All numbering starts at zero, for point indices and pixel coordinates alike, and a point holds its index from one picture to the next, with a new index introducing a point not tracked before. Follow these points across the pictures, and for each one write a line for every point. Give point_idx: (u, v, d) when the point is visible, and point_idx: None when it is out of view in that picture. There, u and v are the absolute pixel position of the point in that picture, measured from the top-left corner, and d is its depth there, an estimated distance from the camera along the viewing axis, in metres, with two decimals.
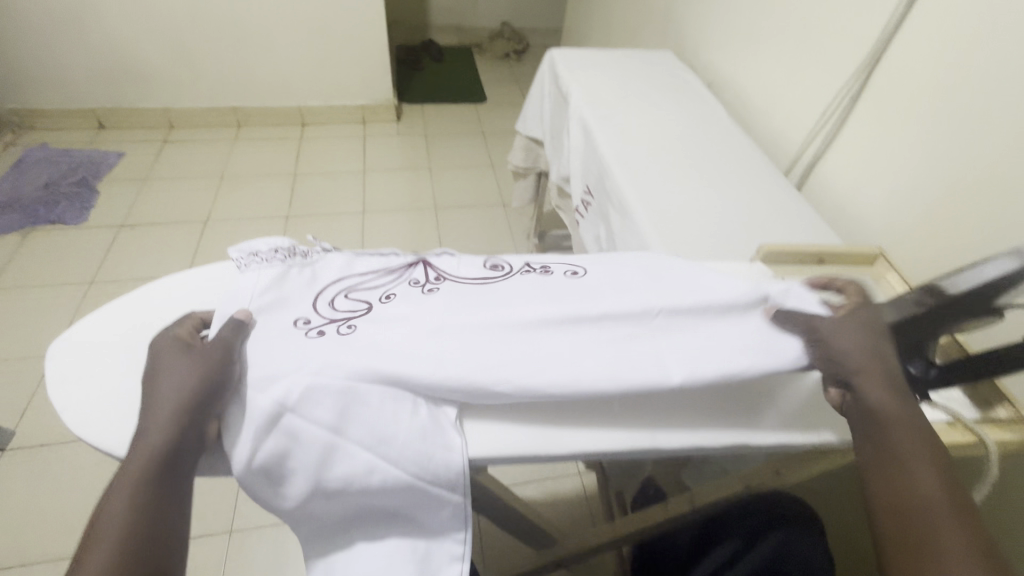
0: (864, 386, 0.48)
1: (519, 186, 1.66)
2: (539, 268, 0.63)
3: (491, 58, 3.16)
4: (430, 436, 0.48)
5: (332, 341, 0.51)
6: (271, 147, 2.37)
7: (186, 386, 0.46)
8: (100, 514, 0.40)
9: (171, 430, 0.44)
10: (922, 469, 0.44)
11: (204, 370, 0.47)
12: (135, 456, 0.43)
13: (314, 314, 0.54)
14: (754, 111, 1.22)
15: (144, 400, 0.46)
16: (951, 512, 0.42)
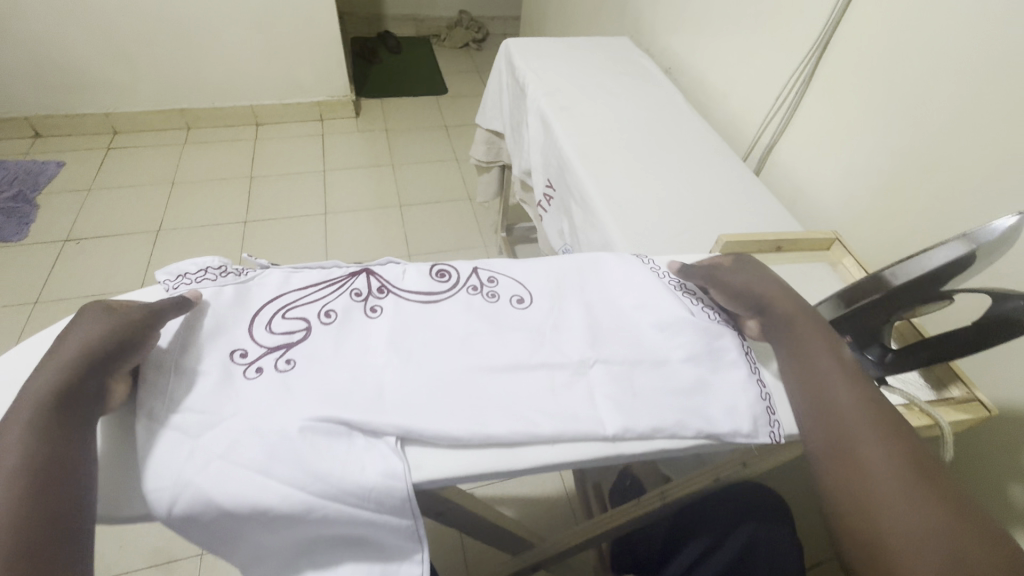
0: (771, 305, 0.56)
1: (483, 180, 1.63)
2: (485, 285, 0.61)
3: (450, 48, 3.10)
4: (357, 454, 0.46)
5: (268, 381, 0.50)
6: (225, 149, 2.28)
7: (96, 339, 0.45)
8: None
9: (72, 377, 0.43)
10: (825, 357, 0.51)
11: (120, 329, 0.47)
12: (29, 397, 0.41)
13: (250, 345, 0.52)
14: (711, 97, 1.22)
15: (45, 354, 0.45)
16: (850, 385, 0.48)
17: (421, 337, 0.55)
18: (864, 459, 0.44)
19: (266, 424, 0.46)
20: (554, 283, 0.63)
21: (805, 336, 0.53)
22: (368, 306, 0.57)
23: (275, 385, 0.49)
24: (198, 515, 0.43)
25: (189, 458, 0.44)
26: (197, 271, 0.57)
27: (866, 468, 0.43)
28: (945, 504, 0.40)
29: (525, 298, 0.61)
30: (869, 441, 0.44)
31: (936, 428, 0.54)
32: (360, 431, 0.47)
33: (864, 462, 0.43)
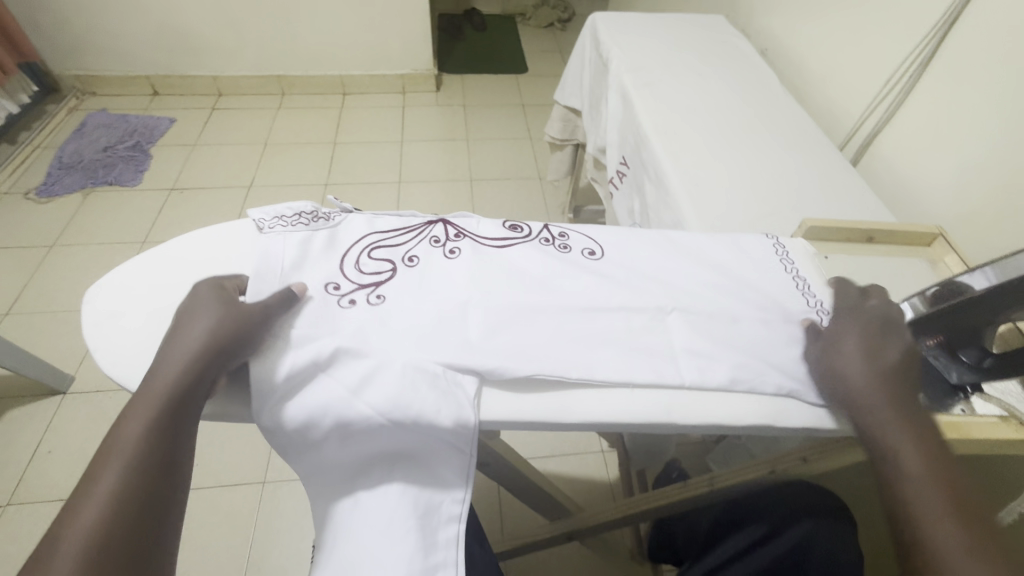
0: (859, 401, 0.46)
1: (555, 157, 1.62)
2: (557, 238, 0.62)
3: (534, 27, 3.08)
4: (448, 386, 0.48)
5: (357, 305, 0.53)
6: (313, 115, 2.41)
7: (212, 337, 0.46)
8: (114, 444, 0.40)
9: (190, 377, 0.44)
10: (912, 459, 0.42)
11: (233, 326, 0.47)
12: (147, 392, 0.43)
13: (342, 279, 0.55)
14: (809, 81, 1.13)
15: (165, 343, 0.46)
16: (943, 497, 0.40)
17: (499, 282, 0.57)
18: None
19: (359, 344, 0.49)
20: (626, 244, 0.63)
21: (893, 440, 0.44)
22: (447, 249, 0.60)
23: (363, 314, 0.52)
24: (285, 420, 0.47)
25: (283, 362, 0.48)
26: (290, 215, 0.60)
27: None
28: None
29: (597, 252, 0.61)
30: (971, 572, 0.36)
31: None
32: (447, 373, 0.49)
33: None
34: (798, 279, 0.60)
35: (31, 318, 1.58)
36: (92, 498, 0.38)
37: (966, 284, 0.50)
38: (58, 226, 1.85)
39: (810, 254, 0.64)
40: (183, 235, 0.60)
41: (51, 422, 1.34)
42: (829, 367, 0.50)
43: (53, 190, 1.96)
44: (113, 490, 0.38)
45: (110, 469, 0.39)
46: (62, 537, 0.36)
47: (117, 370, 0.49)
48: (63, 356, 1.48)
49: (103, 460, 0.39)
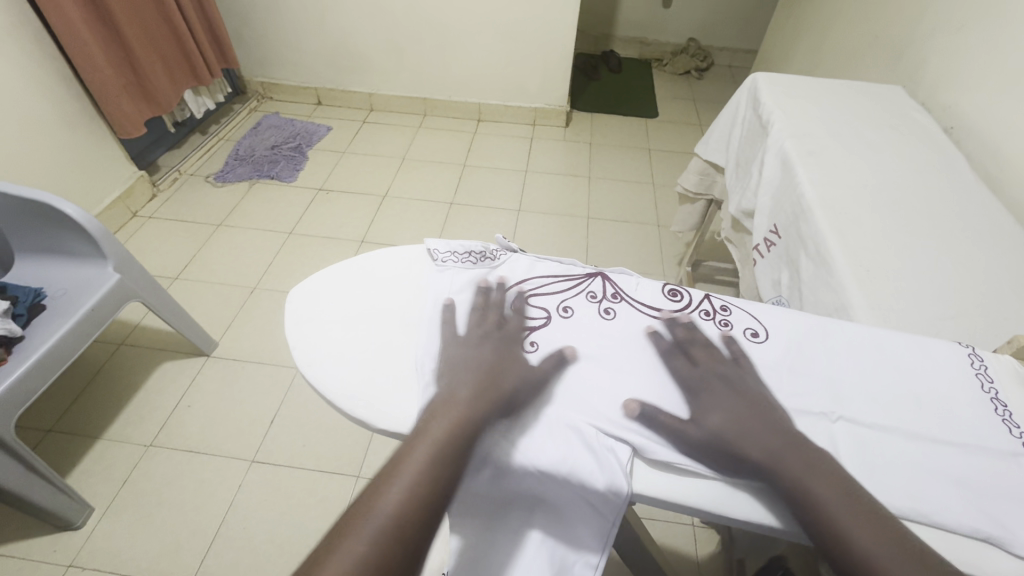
0: (791, 484, 0.44)
1: (684, 209, 1.59)
2: (718, 312, 0.59)
3: (669, 74, 3.08)
4: (601, 449, 0.48)
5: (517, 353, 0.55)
6: (448, 137, 2.57)
7: (494, 367, 0.51)
8: (415, 445, 0.44)
9: (478, 406, 0.47)
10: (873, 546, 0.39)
11: (503, 358, 0.52)
12: (444, 409, 0.47)
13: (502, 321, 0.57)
14: (1007, 169, 1.01)
15: (467, 368, 0.51)
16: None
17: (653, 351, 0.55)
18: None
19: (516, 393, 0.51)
20: (794, 328, 0.58)
21: (837, 520, 0.41)
22: (602, 307, 0.59)
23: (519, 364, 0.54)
24: None
25: None
26: (459, 251, 0.64)
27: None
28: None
29: (760, 336, 0.57)
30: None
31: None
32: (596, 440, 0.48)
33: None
34: (997, 403, 0.53)
35: (194, 284, 1.82)
36: (374, 510, 0.38)
37: None
38: (226, 208, 2.13)
39: (1016, 374, 0.55)
40: (366, 252, 0.66)
41: (194, 379, 1.52)
42: (706, 435, 0.48)
43: (227, 177, 2.26)
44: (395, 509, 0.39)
45: (401, 476, 0.41)
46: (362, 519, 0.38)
47: (309, 369, 0.54)
48: (212, 323, 1.69)
49: (399, 466, 0.42)
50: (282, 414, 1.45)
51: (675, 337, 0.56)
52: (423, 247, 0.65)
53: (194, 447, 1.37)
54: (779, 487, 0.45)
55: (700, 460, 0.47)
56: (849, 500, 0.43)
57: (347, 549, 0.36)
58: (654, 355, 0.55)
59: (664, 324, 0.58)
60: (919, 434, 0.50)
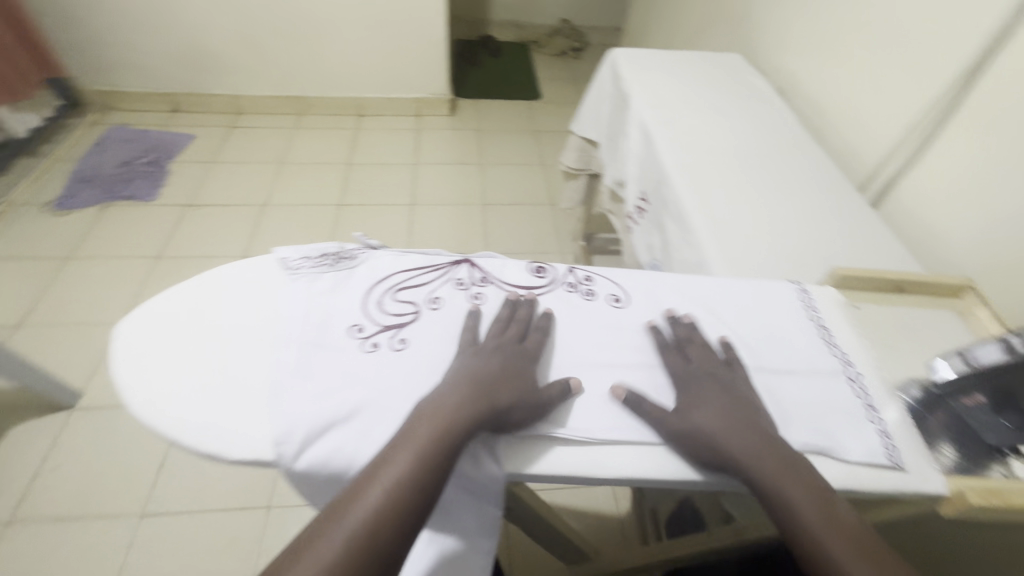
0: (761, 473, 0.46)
1: (570, 186, 1.63)
2: (582, 283, 0.61)
3: (548, 55, 3.14)
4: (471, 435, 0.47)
5: (384, 354, 0.52)
6: (328, 136, 2.43)
7: (491, 386, 0.48)
8: (386, 461, 0.44)
9: (462, 424, 0.46)
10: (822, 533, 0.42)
11: (504, 376, 0.50)
12: (422, 422, 0.45)
13: (366, 321, 0.54)
14: (828, 122, 1.14)
15: (463, 381, 0.49)
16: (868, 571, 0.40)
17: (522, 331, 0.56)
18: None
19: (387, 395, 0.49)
20: (650, 289, 0.62)
21: (798, 511, 0.44)
22: (471, 294, 0.58)
23: (390, 364, 0.51)
24: (308, 468, 0.45)
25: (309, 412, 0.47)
26: (316, 255, 0.60)
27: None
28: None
29: (622, 301, 0.60)
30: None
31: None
32: None
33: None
34: (822, 330, 0.59)
35: (43, 331, 1.58)
36: (334, 532, 0.40)
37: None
38: (74, 239, 1.86)
39: (836, 301, 0.62)
40: (209, 270, 0.59)
41: (56, 438, 1.32)
42: (689, 428, 0.48)
43: (71, 203, 1.97)
44: (351, 533, 0.40)
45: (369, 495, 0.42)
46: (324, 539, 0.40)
47: (147, 411, 0.48)
48: (71, 371, 1.47)
49: (369, 484, 0.42)
50: (171, 459, 1.31)
51: (675, 336, 0.56)
52: (274, 257, 0.60)
53: (64, 516, 1.20)
54: (751, 481, 0.46)
55: (679, 448, 0.49)
56: (809, 486, 0.45)
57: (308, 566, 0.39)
58: (649, 350, 0.56)
59: (666, 320, 0.58)
60: (762, 368, 0.55)
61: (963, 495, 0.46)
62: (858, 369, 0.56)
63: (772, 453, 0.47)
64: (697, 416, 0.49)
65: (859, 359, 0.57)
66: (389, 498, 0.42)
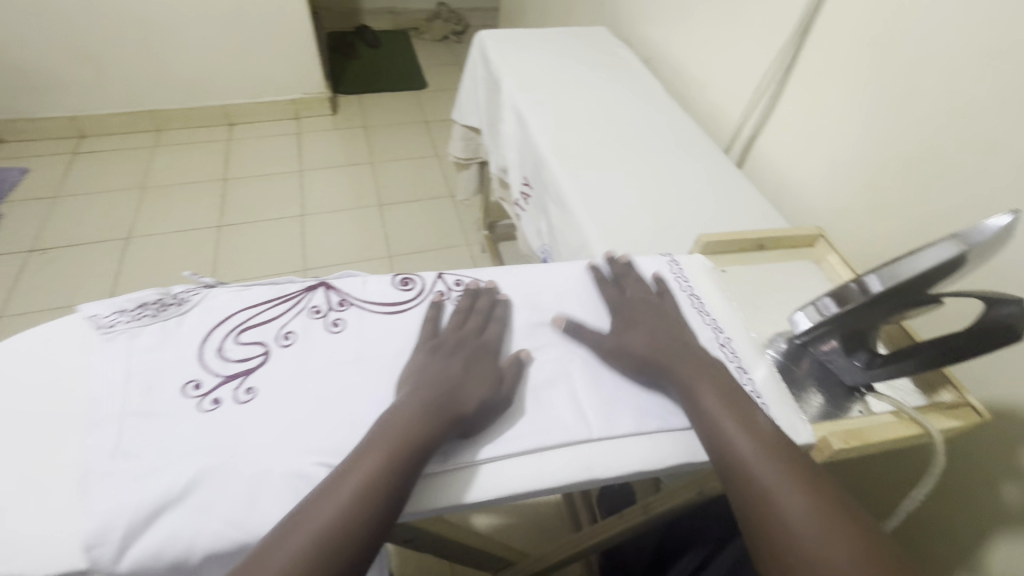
0: (691, 392, 0.48)
1: (462, 176, 1.58)
2: (452, 289, 0.57)
3: (429, 41, 3.03)
4: None
5: (226, 411, 0.45)
6: (196, 151, 2.18)
7: (476, 373, 0.49)
8: (386, 415, 0.45)
9: (426, 423, 0.44)
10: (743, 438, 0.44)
11: (488, 365, 0.50)
12: (384, 429, 0.43)
13: (204, 375, 0.47)
14: (691, 88, 1.17)
15: (455, 353, 0.50)
16: (787, 471, 0.42)
17: (387, 354, 0.51)
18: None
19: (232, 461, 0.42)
20: (524, 285, 0.59)
21: (721, 424, 0.46)
22: (328, 321, 0.52)
23: (235, 421, 0.44)
24: (136, 568, 0.38)
25: (132, 501, 0.39)
26: (133, 306, 0.50)
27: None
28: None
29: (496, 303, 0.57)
30: (835, 548, 0.38)
31: (924, 436, 0.50)
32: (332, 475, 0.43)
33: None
34: (694, 300, 0.60)
35: None
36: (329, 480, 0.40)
37: (856, 290, 0.49)
38: None
39: (704, 268, 0.63)
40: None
41: None
42: (620, 347, 0.52)
43: None
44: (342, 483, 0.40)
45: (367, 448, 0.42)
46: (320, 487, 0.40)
47: None
48: None
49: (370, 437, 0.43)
50: None
51: (613, 272, 0.60)
52: (80, 317, 0.50)
53: None
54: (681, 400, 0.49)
55: (614, 367, 0.53)
56: (734, 410, 0.47)
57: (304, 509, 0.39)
58: (591, 288, 0.60)
59: (604, 260, 0.62)
60: None
61: (827, 441, 0.49)
62: (727, 335, 0.57)
63: (695, 366, 0.50)
64: (625, 341, 0.53)
65: (727, 323, 0.58)
66: (381, 450, 0.42)
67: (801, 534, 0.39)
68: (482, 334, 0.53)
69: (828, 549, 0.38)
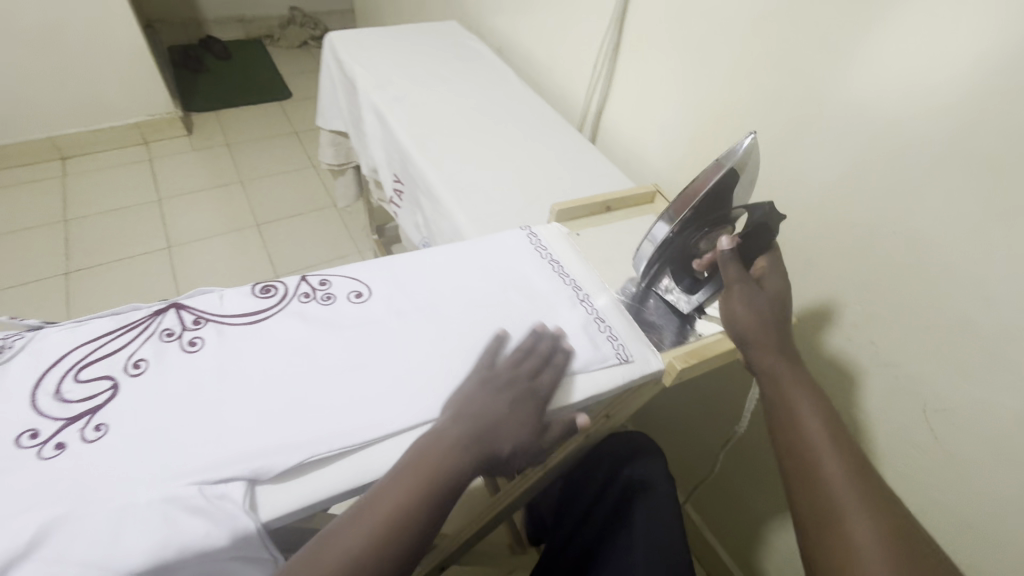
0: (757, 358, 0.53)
1: (339, 183, 1.54)
2: (318, 289, 0.57)
3: (287, 48, 2.88)
4: (208, 501, 0.41)
5: (75, 452, 0.42)
6: (21, 193, 1.89)
7: (516, 414, 0.48)
8: (441, 442, 0.44)
9: (460, 465, 0.43)
10: (805, 411, 0.48)
11: (528, 406, 0.49)
12: (418, 463, 0.43)
13: (43, 421, 0.43)
14: (542, 73, 1.24)
15: (503, 391, 0.49)
16: (833, 441, 0.46)
17: (253, 364, 0.50)
18: (859, 541, 0.40)
19: (89, 502, 0.39)
20: (390, 274, 0.60)
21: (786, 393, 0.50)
22: (184, 342, 0.50)
23: (88, 461, 0.41)
24: None
25: None
26: None
27: (859, 551, 0.40)
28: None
29: (364, 294, 0.58)
30: (862, 519, 0.41)
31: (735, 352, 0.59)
32: (206, 491, 0.41)
33: (860, 540, 0.40)
34: (553, 264, 0.66)
35: None
36: (383, 495, 0.41)
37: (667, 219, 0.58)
38: None
39: (560, 236, 0.70)
40: None
41: None
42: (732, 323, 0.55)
43: None
44: (399, 500, 0.41)
45: (419, 474, 0.42)
46: (373, 499, 0.41)
47: None
48: None
49: (426, 463, 0.43)
50: None
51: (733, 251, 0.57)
52: None
53: None
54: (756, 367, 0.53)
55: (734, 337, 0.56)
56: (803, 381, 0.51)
57: (359, 522, 0.40)
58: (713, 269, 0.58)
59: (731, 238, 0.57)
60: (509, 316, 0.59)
61: (672, 365, 0.57)
62: (585, 292, 0.63)
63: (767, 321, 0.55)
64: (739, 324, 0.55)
65: (585, 282, 0.64)
66: (432, 479, 0.42)
67: (838, 501, 0.43)
68: (533, 377, 0.51)
69: (852, 514, 0.42)
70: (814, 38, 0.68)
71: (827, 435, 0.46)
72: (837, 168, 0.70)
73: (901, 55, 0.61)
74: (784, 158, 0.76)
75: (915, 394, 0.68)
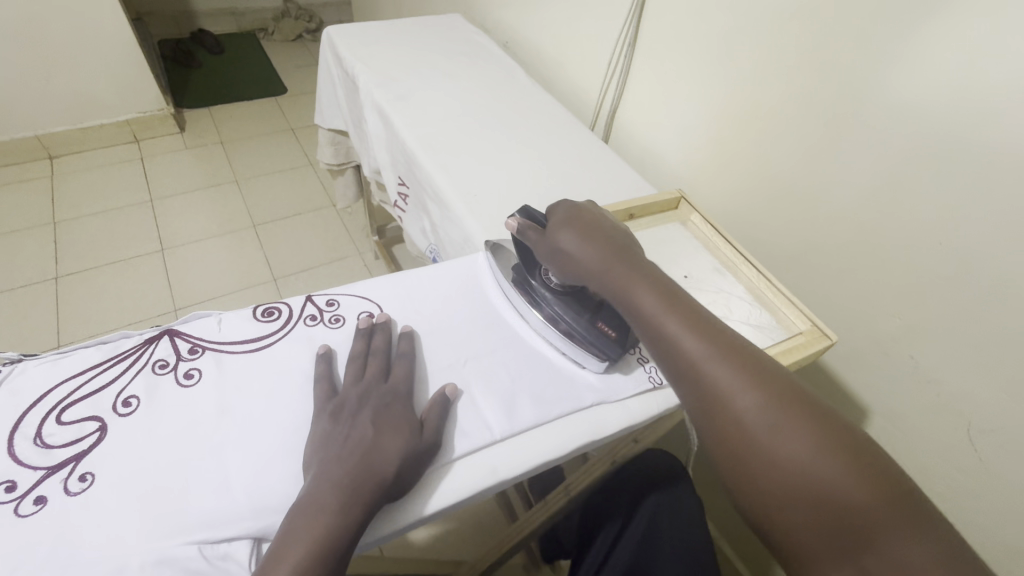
0: (631, 293, 0.46)
1: (339, 183, 1.49)
2: (326, 311, 0.53)
3: (282, 42, 2.80)
4: (210, 564, 0.36)
5: (57, 507, 0.37)
6: (7, 194, 1.82)
7: (390, 427, 0.42)
8: (317, 490, 0.38)
9: (353, 511, 0.37)
10: (689, 334, 0.41)
11: (404, 416, 0.43)
12: (304, 522, 0.36)
13: (22, 472, 0.38)
14: (551, 68, 1.19)
15: (374, 411, 0.43)
16: (730, 358, 0.39)
17: (257, 397, 0.45)
18: (791, 465, 0.34)
19: (72, 568, 0.35)
20: (403, 292, 0.56)
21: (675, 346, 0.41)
22: (180, 374, 0.46)
23: (70, 518, 0.37)
24: None
25: None
26: None
27: (796, 472, 0.34)
28: (898, 510, 0.31)
29: (376, 314, 0.53)
30: (788, 436, 0.35)
31: None
32: (208, 550, 0.37)
33: (791, 461, 0.34)
34: None
35: None
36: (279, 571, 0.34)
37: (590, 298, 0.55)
38: None
39: None
40: None
41: None
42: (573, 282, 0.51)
43: None
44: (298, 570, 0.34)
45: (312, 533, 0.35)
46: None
47: None
48: None
49: (311, 519, 0.36)
50: None
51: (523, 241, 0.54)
52: None
53: None
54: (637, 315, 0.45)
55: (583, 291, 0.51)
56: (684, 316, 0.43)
57: None
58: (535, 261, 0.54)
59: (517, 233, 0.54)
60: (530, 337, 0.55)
61: None
62: None
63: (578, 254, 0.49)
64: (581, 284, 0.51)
65: None
66: (324, 532, 0.36)
67: (759, 428, 0.36)
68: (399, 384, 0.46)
69: (779, 433, 0.35)
70: (851, 34, 0.64)
71: (714, 357, 0.39)
72: (875, 173, 0.65)
73: (948, 53, 0.56)
74: (815, 161, 0.72)
75: (957, 412, 0.65)
